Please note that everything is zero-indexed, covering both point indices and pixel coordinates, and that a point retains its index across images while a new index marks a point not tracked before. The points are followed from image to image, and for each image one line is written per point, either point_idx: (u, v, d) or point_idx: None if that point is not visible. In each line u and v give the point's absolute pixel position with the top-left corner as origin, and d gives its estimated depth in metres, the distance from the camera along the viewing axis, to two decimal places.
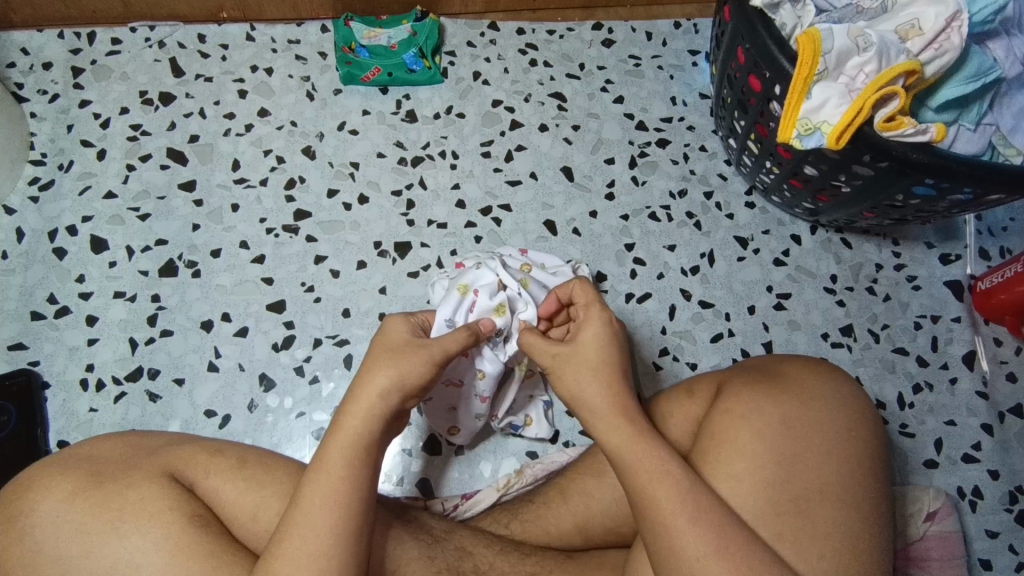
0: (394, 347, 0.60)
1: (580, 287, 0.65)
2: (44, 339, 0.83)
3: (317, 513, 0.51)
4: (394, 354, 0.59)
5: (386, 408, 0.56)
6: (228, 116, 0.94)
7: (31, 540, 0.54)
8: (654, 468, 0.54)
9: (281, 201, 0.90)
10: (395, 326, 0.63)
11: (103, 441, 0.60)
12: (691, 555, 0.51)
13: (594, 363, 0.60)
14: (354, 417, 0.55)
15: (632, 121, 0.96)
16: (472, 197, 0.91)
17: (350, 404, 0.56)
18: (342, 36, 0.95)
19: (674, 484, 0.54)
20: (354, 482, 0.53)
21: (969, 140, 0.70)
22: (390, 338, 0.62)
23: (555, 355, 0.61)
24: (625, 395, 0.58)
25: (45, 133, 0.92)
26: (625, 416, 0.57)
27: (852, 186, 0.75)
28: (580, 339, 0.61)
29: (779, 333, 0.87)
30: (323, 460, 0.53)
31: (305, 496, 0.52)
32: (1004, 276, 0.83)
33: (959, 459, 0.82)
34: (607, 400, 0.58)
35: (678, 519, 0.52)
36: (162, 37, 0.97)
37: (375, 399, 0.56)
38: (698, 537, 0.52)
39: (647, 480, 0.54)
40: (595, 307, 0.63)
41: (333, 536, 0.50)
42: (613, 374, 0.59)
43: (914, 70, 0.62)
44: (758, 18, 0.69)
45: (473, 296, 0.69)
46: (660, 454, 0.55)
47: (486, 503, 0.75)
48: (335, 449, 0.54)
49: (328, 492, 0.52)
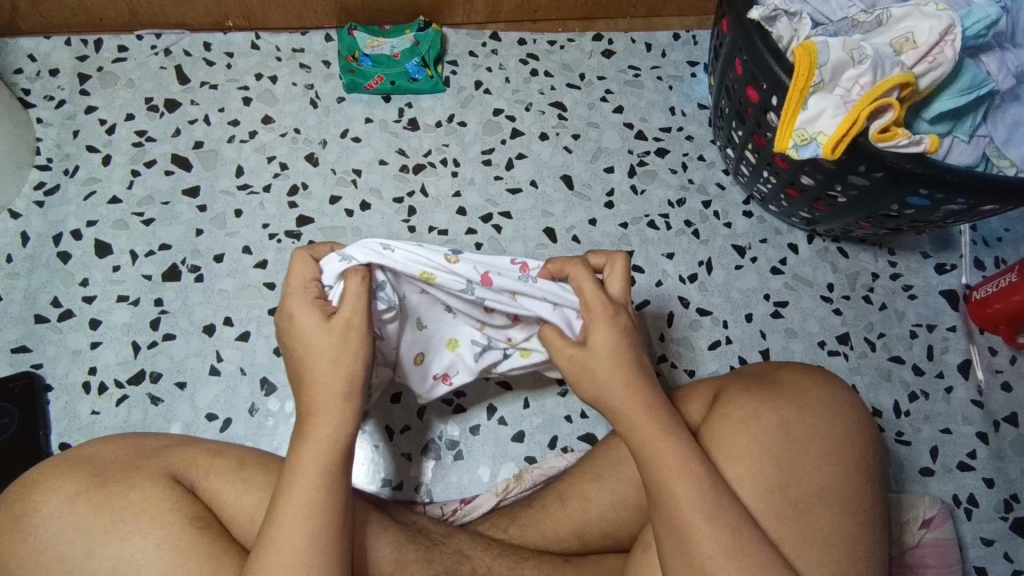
0: (311, 343, 0.57)
1: (573, 267, 0.61)
2: (47, 342, 0.84)
3: (294, 525, 0.50)
4: (336, 341, 0.56)
5: (350, 408, 0.56)
6: (232, 123, 0.95)
7: (33, 542, 0.54)
8: (675, 464, 0.54)
9: (284, 207, 0.91)
10: (302, 318, 0.57)
11: (105, 442, 0.61)
12: (704, 552, 0.52)
13: (608, 360, 0.58)
14: (321, 424, 0.54)
15: (631, 131, 0.98)
16: (472, 204, 0.92)
17: (315, 414, 0.55)
18: (346, 45, 0.97)
19: (694, 482, 0.54)
20: (331, 488, 0.52)
21: (962, 151, 0.71)
22: (307, 331, 0.57)
23: (574, 356, 0.59)
24: (650, 391, 0.58)
25: (51, 138, 0.93)
26: (649, 412, 0.57)
27: (849, 196, 0.76)
28: (597, 336, 0.58)
29: (776, 341, 0.87)
30: (294, 473, 0.52)
31: (279, 509, 0.51)
32: (1000, 285, 0.85)
33: (954, 467, 0.83)
34: (628, 394, 0.57)
35: (694, 517, 0.53)
36: (167, 45, 0.98)
37: (342, 381, 0.56)
38: (711, 533, 0.52)
39: (667, 476, 0.54)
40: (600, 310, 0.59)
41: (307, 548, 0.50)
42: (636, 369, 0.58)
43: (909, 82, 0.63)
44: (756, 30, 0.70)
45: (358, 248, 0.60)
46: (679, 451, 0.55)
47: (486, 507, 0.76)
48: (307, 461, 0.53)
49: (304, 501, 0.51)
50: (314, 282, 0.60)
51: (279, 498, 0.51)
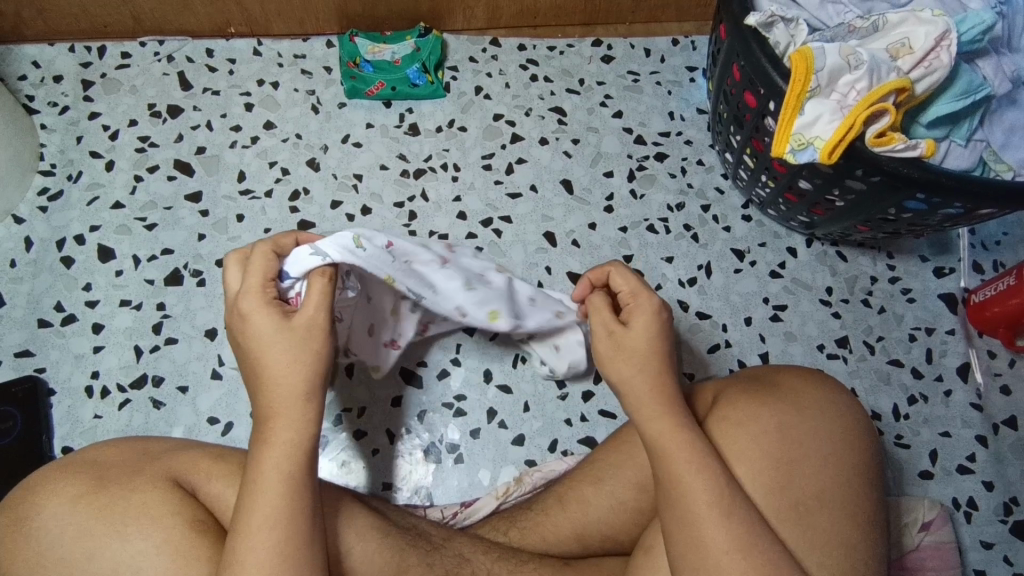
0: (266, 345, 0.55)
1: (617, 270, 0.66)
2: (50, 346, 0.84)
3: (260, 536, 0.50)
4: (300, 342, 0.56)
5: (310, 413, 0.55)
6: (234, 129, 0.96)
7: (34, 544, 0.55)
8: (691, 459, 0.55)
9: (285, 212, 0.91)
10: (258, 319, 0.56)
11: (107, 446, 0.61)
12: (718, 548, 0.52)
13: (642, 352, 0.60)
14: (280, 429, 0.54)
15: (630, 135, 0.98)
16: (473, 208, 0.93)
17: (274, 418, 0.54)
18: (347, 51, 0.97)
19: (708, 478, 0.54)
20: (294, 496, 0.52)
21: (959, 156, 0.71)
22: (261, 333, 0.56)
23: (609, 334, 0.62)
24: (671, 386, 0.59)
25: (55, 144, 0.94)
26: (669, 406, 0.58)
27: (846, 200, 0.76)
28: (636, 323, 0.62)
29: (776, 344, 0.88)
30: (256, 481, 0.52)
31: (244, 519, 0.51)
32: (998, 288, 0.85)
33: (954, 470, 0.83)
34: (651, 386, 0.59)
35: (709, 511, 0.53)
36: (170, 52, 0.99)
37: (300, 385, 0.55)
38: (726, 530, 0.53)
39: (683, 470, 0.55)
40: (642, 295, 0.63)
41: (274, 557, 0.49)
42: (660, 362, 0.60)
43: (904, 87, 0.63)
44: (753, 36, 0.70)
45: (330, 244, 0.60)
46: (694, 446, 0.56)
47: (486, 511, 0.76)
48: (268, 468, 0.52)
49: (269, 510, 0.51)
50: (273, 281, 0.58)
51: (244, 507, 0.51)
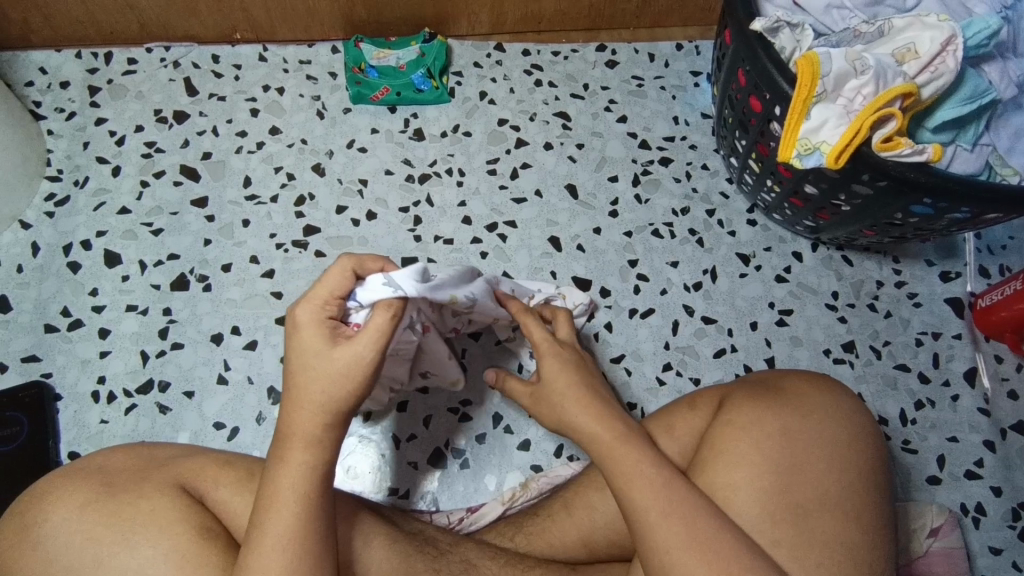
0: (306, 367, 0.56)
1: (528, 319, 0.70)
2: (56, 351, 0.84)
3: (275, 553, 0.50)
4: (336, 372, 0.55)
5: (329, 436, 0.55)
6: (240, 134, 0.96)
7: (44, 551, 0.55)
8: (627, 469, 0.56)
9: (291, 217, 0.92)
10: (305, 335, 0.56)
11: (113, 453, 0.61)
12: (665, 550, 0.53)
13: (556, 389, 0.64)
14: (297, 449, 0.54)
15: (635, 140, 0.98)
16: (478, 213, 0.93)
17: (295, 437, 0.54)
18: (352, 57, 0.98)
19: (646, 484, 0.55)
20: (310, 513, 0.52)
21: (966, 160, 0.72)
22: (299, 349, 0.56)
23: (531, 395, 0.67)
24: (603, 406, 0.61)
25: (62, 150, 0.94)
26: (601, 425, 0.60)
27: (852, 204, 0.76)
28: (547, 365, 0.65)
29: (781, 349, 0.88)
30: (273, 501, 0.52)
31: (257, 536, 0.51)
32: (1005, 293, 0.85)
33: (961, 475, 0.83)
34: (579, 413, 0.61)
35: (649, 515, 0.54)
36: (176, 58, 0.99)
37: (321, 412, 0.55)
38: (671, 531, 0.53)
39: (622, 480, 0.56)
40: (541, 342, 0.67)
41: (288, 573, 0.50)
42: (583, 388, 0.63)
43: (911, 91, 0.63)
44: (758, 42, 0.70)
45: (405, 275, 0.58)
46: (633, 455, 0.57)
47: (492, 516, 0.76)
48: (285, 487, 0.53)
49: (284, 528, 0.51)
50: (337, 300, 0.58)
51: (257, 525, 0.51)
